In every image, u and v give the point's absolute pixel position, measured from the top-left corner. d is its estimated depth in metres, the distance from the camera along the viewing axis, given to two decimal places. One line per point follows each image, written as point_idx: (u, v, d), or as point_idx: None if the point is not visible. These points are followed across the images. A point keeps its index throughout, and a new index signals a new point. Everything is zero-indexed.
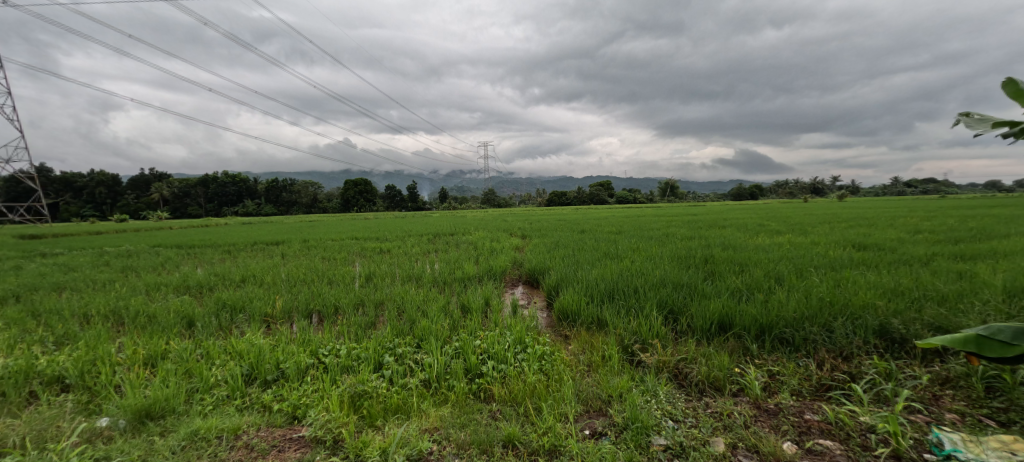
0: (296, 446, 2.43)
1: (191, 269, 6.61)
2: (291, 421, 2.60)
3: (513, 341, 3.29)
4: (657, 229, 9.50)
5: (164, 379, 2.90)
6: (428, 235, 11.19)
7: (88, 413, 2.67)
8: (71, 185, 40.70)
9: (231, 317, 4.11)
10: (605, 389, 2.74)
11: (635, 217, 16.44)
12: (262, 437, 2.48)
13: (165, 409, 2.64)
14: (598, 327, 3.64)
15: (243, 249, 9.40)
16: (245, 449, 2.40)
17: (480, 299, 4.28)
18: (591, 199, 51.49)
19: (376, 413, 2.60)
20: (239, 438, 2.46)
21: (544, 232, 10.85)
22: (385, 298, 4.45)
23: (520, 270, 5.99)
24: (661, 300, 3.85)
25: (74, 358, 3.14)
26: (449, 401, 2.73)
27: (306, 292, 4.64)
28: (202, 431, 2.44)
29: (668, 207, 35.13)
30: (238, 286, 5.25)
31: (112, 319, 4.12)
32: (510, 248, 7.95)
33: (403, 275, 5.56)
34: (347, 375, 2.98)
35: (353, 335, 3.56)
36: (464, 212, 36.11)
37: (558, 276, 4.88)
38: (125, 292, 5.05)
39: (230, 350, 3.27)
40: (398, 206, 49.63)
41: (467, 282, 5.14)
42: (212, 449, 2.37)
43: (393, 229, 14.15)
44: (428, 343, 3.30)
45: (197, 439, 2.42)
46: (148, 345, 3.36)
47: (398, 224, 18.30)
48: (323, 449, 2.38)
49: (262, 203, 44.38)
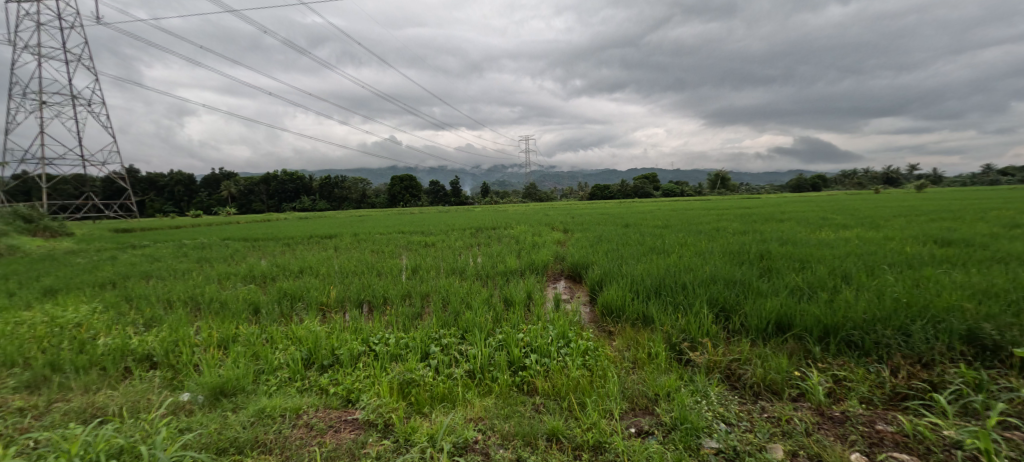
0: (350, 428, 2.46)
1: (255, 260, 6.99)
2: (346, 404, 2.66)
3: (556, 335, 3.21)
4: (707, 224, 9.08)
5: (234, 360, 3.04)
6: (470, 229, 11.24)
7: (172, 388, 2.84)
8: (148, 183, 44.21)
9: (291, 305, 4.28)
10: (650, 386, 2.62)
11: (684, 211, 15.80)
12: (321, 418, 2.54)
13: (236, 387, 2.76)
14: (645, 325, 3.48)
15: (300, 242, 9.86)
16: (304, 429, 2.45)
17: (523, 292, 4.22)
18: (636, 192, 50.08)
19: (424, 400, 2.60)
20: (300, 417, 2.53)
21: (586, 226, 10.60)
22: (430, 290, 4.48)
23: (563, 264, 5.87)
24: (711, 298, 3.64)
25: (160, 339, 3.37)
26: (494, 392, 2.69)
27: (357, 284, 4.74)
28: (269, 409, 2.53)
29: (719, 201, 33.26)
30: (296, 277, 5.48)
31: (190, 304, 4.39)
32: (553, 242, 7.85)
33: (447, 268, 5.59)
34: (396, 363, 3.01)
35: (401, 325, 3.60)
36: (508, 206, 35.98)
37: (601, 271, 4.74)
38: (199, 280, 5.38)
39: (291, 336, 3.40)
40: (442, 201, 50.31)
41: (509, 276, 5.07)
42: (276, 427, 2.44)
43: (438, 223, 14.40)
44: (471, 335, 3.28)
45: (263, 416, 2.50)
46: (221, 329, 3.56)
47: (442, 218, 18.57)
48: (375, 432, 2.40)
49: (315, 200, 46.46)
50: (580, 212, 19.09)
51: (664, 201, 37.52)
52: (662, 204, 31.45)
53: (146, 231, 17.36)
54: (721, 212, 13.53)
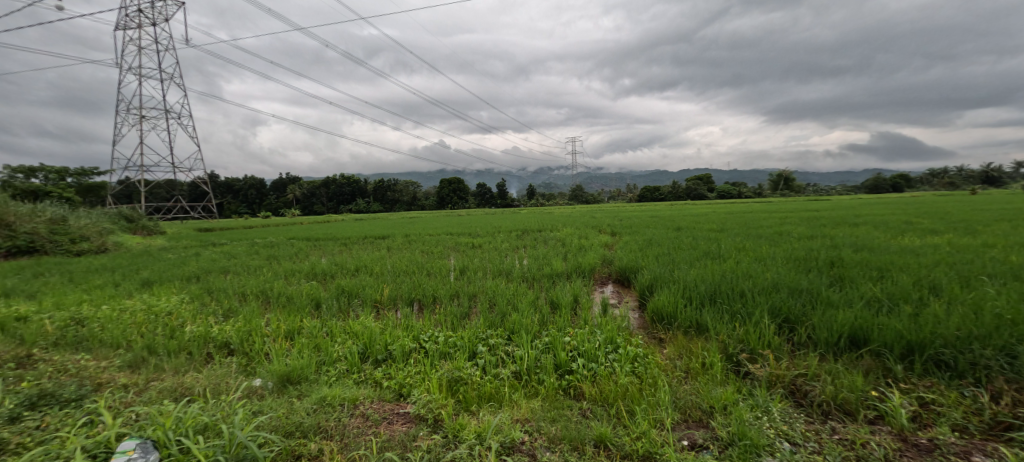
0: (402, 420, 2.44)
1: (317, 258, 7.32)
2: (398, 398, 2.66)
3: (604, 341, 3.06)
4: (768, 227, 8.51)
5: (299, 350, 3.19)
6: (515, 232, 11.20)
7: (246, 374, 3.04)
8: (221, 187, 47.81)
9: (348, 301, 4.42)
10: (704, 398, 2.42)
11: (744, 213, 14.96)
12: (375, 409, 2.55)
13: (301, 376, 2.87)
14: (699, 333, 3.25)
15: (356, 242, 10.23)
16: (361, 419, 2.46)
17: (569, 295, 4.09)
18: (688, 193, 48.11)
19: (471, 398, 2.55)
20: (357, 408, 2.55)
21: (635, 229, 10.26)
22: (478, 290, 4.45)
23: (610, 268, 5.66)
24: (773, 307, 3.35)
25: (236, 328, 3.68)
26: (540, 394, 2.58)
27: (408, 283, 4.80)
28: (329, 398, 2.57)
29: (780, 202, 31.14)
30: (353, 275, 5.65)
31: (261, 298, 4.66)
32: (600, 245, 7.64)
33: (494, 269, 5.56)
34: (444, 361, 2.99)
35: (450, 324, 3.60)
36: (555, 208, 35.71)
37: (652, 276, 4.52)
38: (268, 276, 5.71)
39: (348, 331, 3.53)
40: (489, 203, 50.81)
41: (555, 279, 4.96)
42: (336, 414, 2.46)
43: (486, 225, 14.48)
44: (518, 336, 3.20)
45: (325, 405, 2.53)
46: (287, 321, 3.81)
47: (491, 220, 18.69)
48: (425, 426, 2.36)
49: (370, 202, 48.33)
50: (632, 214, 18.59)
51: (718, 203, 35.70)
52: (717, 205, 29.81)
53: (222, 230, 18.76)
54: (787, 215, 12.67)
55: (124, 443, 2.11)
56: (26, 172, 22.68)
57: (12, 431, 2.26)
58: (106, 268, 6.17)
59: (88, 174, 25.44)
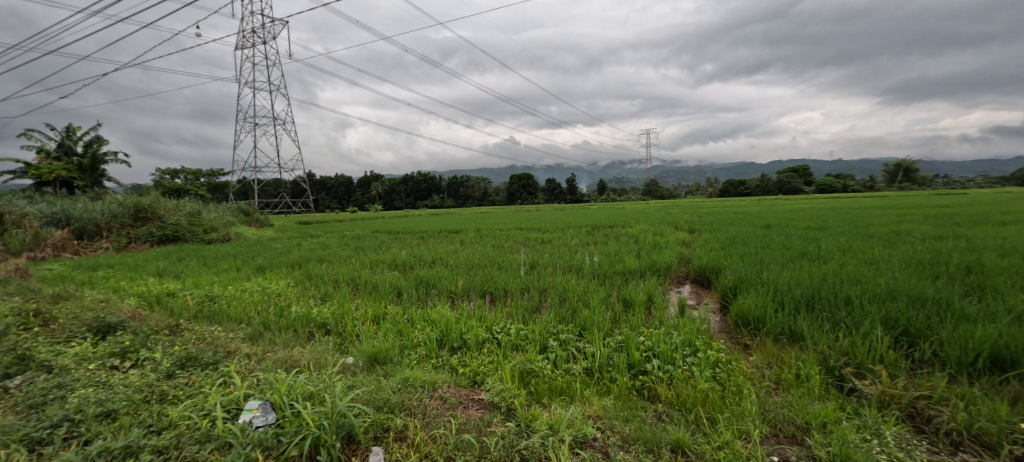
0: (477, 406, 2.54)
1: (398, 250, 7.76)
2: (472, 385, 2.78)
3: (681, 342, 2.95)
4: (878, 227, 7.64)
5: (384, 334, 3.42)
6: (586, 228, 11.04)
7: (341, 352, 3.34)
8: (314, 183, 52.12)
9: (426, 291, 4.64)
10: (798, 413, 2.25)
11: (846, 210, 13.54)
12: (452, 393, 2.66)
13: (386, 357, 3.09)
14: (792, 342, 3.02)
15: (432, 236, 10.68)
16: (439, 400, 2.58)
17: (643, 294, 3.98)
18: (780, 185, 44.30)
19: (543, 391, 2.58)
20: (436, 390, 2.68)
21: (716, 226, 9.67)
22: (548, 285, 4.47)
23: (687, 267, 5.42)
24: (887, 318, 3.02)
25: (331, 311, 4.05)
26: (613, 392, 2.56)
27: (481, 276, 4.92)
28: (411, 379, 2.73)
29: (896, 195, 27.40)
30: (429, 266, 5.93)
31: (350, 285, 5.05)
32: (677, 243, 7.34)
33: (564, 265, 5.54)
34: (516, 352, 3.08)
35: (521, 317, 3.67)
36: (628, 204, 34.75)
37: (736, 276, 4.26)
38: (356, 265, 6.16)
39: (426, 318, 3.73)
40: (560, 199, 50.62)
41: (627, 277, 4.85)
42: (418, 394, 2.60)
43: (557, 220, 14.43)
44: (590, 333, 3.19)
45: (408, 385, 2.69)
46: (374, 307, 4.12)
47: (563, 215, 18.60)
48: (498, 414, 2.43)
49: (444, 198, 50.18)
50: (712, 210, 17.59)
51: (817, 196, 32.38)
52: (817, 199, 26.91)
53: (315, 223, 20.48)
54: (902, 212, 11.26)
55: (251, 402, 2.45)
56: (172, 172, 26.53)
57: (168, 385, 2.73)
58: (229, 254, 7.05)
59: (215, 174, 29.18)
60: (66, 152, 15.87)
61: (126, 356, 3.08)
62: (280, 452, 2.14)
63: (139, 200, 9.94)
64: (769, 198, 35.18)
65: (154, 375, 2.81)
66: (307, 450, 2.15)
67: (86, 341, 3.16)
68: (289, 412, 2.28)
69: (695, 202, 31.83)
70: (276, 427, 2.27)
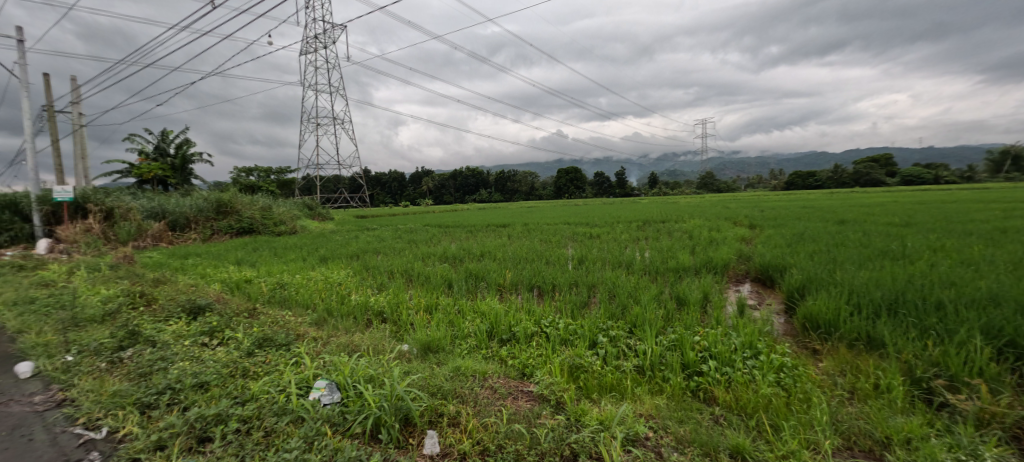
0: (526, 398, 2.65)
1: (448, 243, 8.03)
2: (521, 377, 2.90)
3: (741, 345, 2.93)
4: (969, 223, 7.06)
5: (436, 324, 3.61)
6: (636, 223, 10.88)
7: (397, 339, 3.55)
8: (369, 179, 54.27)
9: (475, 283, 4.82)
10: (877, 427, 2.18)
11: (928, 205, 12.53)
12: (502, 384, 2.79)
13: (439, 346, 3.27)
14: (871, 349, 2.92)
15: (481, 230, 10.92)
16: (490, 390, 2.71)
17: (698, 292, 3.94)
18: (856, 177, 40.92)
19: (592, 387, 2.66)
20: (486, 380, 2.82)
21: (781, 222, 9.23)
22: (597, 281, 4.51)
23: (747, 265, 5.27)
24: (988, 326, 2.84)
25: (387, 300, 4.31)
26: (665, 392, 2.59)
27: (529, 270, 5.04)
28: (463, 369, 2.88)
29: (993, 188, 24.68)
30: (478, 260, 6.12)
31: (404, 276, 5.32)
32: (736, 239, 7.12)
33: (613, 261, 5.55)
34: (565, 347, 3.18)
35: (570, 311, 3.76)
36: (681, 198, 33.64)
37: (805, 275, 4.12)
38: (409, 257, 6.46)
39: (477, 310, 3.90)
40: (609, 193, 49.85)
41: (681, 274, 4.80)
42: (469, 383, 2.74)
43: (606, 215, 14.29)
44: (641, 330, 3.23)
45: (460, 374, 2.84)
46: (426, 297, 4.34)
47: (612, 210, 18.37)
48: (548, 406, 2.51)
49: (493, 193, 50.76)
50: (774, 205, 16.77)
51: (898, 188, 29.70)
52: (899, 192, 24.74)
53: (371, 217, 21.40)
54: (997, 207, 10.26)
55: (319, 381, 2.68)
56: (246, 171, 28.57)
57: (249, 362, 3.03)
58: (296, 245, 7.58)
59: (282, 172, 31.13)
60: (161, 154, 17.43)
61: (213, 335, 3.45)
62: (346, 428, 2.33)
63: (222, 195, 10.80)
64: (841, 189, 32.69)
65: (237, 353, 3.13)
66: (369, 428, 2.34)
67: (181, 321, 3.57)
68: (353, 393, 2.49)
69: (758, 195, 30.09)
70: (341, 406, 2.48)
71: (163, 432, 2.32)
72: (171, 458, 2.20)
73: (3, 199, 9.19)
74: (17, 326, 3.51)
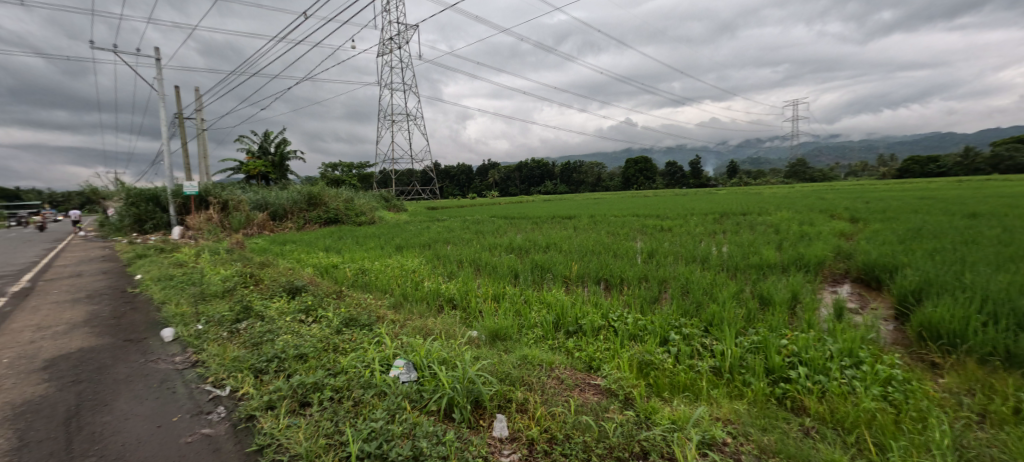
0: (593, 391, 2.74)
1: (513, 235, 8.24)
2: (588, 369, 3.01)
3: (839, 352, 2.83)
4: None
5: (504, 312, 3.81)
6: (713, 215, 10.44)
7: (467, 325, 3.80)
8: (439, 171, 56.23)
9: (541, 275, 4.96)
10: (1017, 457, 2.02)
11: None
12: (568, 375, 2.91)
13: (507, 334, 3.46)
14: (1009, 366, 2.69)
15: (546, 221, 11.04)
16: (556, 380, 2.83)
17: (786, 292, 3.80)
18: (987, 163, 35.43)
19: (664, 385, 2.69)
20: (553, 370, 2.95)
21: (892, 216, 8.38)
22: (668, 276, 4.48)
23: (846, 264, 4.95)
24: None
25: (457, 288, 4.58)
26: (746, 397, 2.56)
27: (596, 262, 5.10)
28: (530, 358, 3.04)
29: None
30: (544, 251, 6.25)
31: (472, 265, 5.59)
32: (833, 234, 6.66)
33: (685, 255, 5.46)
34: (634, 342, 3.24)
35: (638, 306, 3.80)
36: (762, 188, 31.60)
37: (924, 277, 3.84)
38: (477, 247, 6.73)
39: (543, 300, 4.06)
40: (682, 183, 47.87)
41: (765, 271, 4.63)
42: (537, 371, 2.89)
43: (676, 207, 13.84)
44: (718, 330, 3.21)
45: (527, 362, 3.00)
46: (494, 286, 4.57)
47: (687, 201, 17.71)
48: (616, 401, 2.59)
49: (559, 184, 50.62)
50: (874, 195, 15.31)
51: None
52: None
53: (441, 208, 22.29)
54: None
55: (397, 360, 2.94)
56: (333, 166, 30.91)
57: (339, 338, 3.39)
58: (375, 234, 8.18)
59: (362, 166, 33.24)
60: (265, 152, 19.28)
61: (308, 312, 3.90)
62: (423, 405, 2.53)
63: (313, 188, 11.81)
64: (967, 177, 28.41)
65: (328, 330, 3.52)
66: (443, 407, 2.52)
67: (282, 299, 4.07)
68: (428, 373, 2.71)
69: (865, 184, 26.99)
70: (417, 384, 2.70)
71: (273, 395, 2.67)
72: (279, 417, 2.51)
73: (148, 193, 10.83)
74: (161, 298, 4.27)
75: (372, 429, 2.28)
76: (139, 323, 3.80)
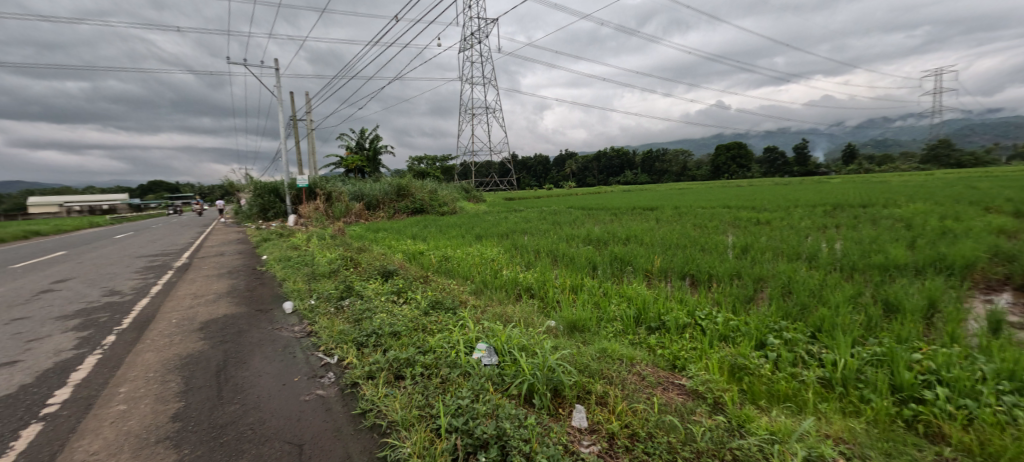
0: (677, 391, 2.77)
1: (592, 226, 8.24)
2: (672, 368, 3.03)
3: (995, 372, 2.54)
4: None
5: (582, 303, 3.94)
6: (822, 208, 9.58)
7: (545, 314, 3.98)
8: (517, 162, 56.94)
9: (620, 268, 4.99)
10: None
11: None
12: (650, 372, 2.96)
13: (585, 326, 3.58)
14: None
15: (626, 213, 10.85)
16: (637, 376, 2.90)
17: (920, 299, 3.49)
18: None
19: (759, 393, 2.62)
20: (634, 366, 3.02)
21: None
22: (766, 274, 4.31)
23: (1004, 269, 4.35)
24: None
25: (534, 277, 4.77)
26: (865, 415, 2.38)
27: (681, 257, 5.01)
28: (609, 351, 3.15)
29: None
30: (624, 243, 6.23)
31: (550, 256, 5.74)
32: (986, 231, 5.83)
33: (785, 252, 5.17)
34: (725, 343, 3.20)
35: (731, 305, 3.72)
36: (879, 177, 28.19)
37: None
38: (554, 238, 6.86)
39: (622, 294, 4.13)
40: (780, 171, 44.08)
41: (891, 272, 4.26)
42: (617, 366, 2.99)
43: (773, 198, 12.87)
44: (827, 338, 3.05)
45: (606, 355, 3.11)
46: (572, 278, 4.69)
47: (790, 191, 16.33)
48: (705, 404, 2.57)
49: (641, 174, 49.00)
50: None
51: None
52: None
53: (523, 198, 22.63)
54: None
55: (479, 344, 3.18)
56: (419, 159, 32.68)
57: (427, 319, 3.73)
58: (460, 224, 8.63)
59: (446, 159, 34.73)
60: (361, 148, 20.94)
61: (400, 293, 4.32)
62: (505, 388, 2.74)
63: (403, 180, 12.61)
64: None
65: (418, 311, 3.89)
66: (524, 392, 2.71)
67: (377, 281, 4.54)
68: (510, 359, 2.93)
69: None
70: (497, 367, 2.95)
71: (373, 367, 3.05)
72: (378, 386, 2.86)
73: (271, 186, 12.21)
74: (283, 275, 4.95)
75: (460, 405, 2.49)
76: (266, 295, 4.48)
